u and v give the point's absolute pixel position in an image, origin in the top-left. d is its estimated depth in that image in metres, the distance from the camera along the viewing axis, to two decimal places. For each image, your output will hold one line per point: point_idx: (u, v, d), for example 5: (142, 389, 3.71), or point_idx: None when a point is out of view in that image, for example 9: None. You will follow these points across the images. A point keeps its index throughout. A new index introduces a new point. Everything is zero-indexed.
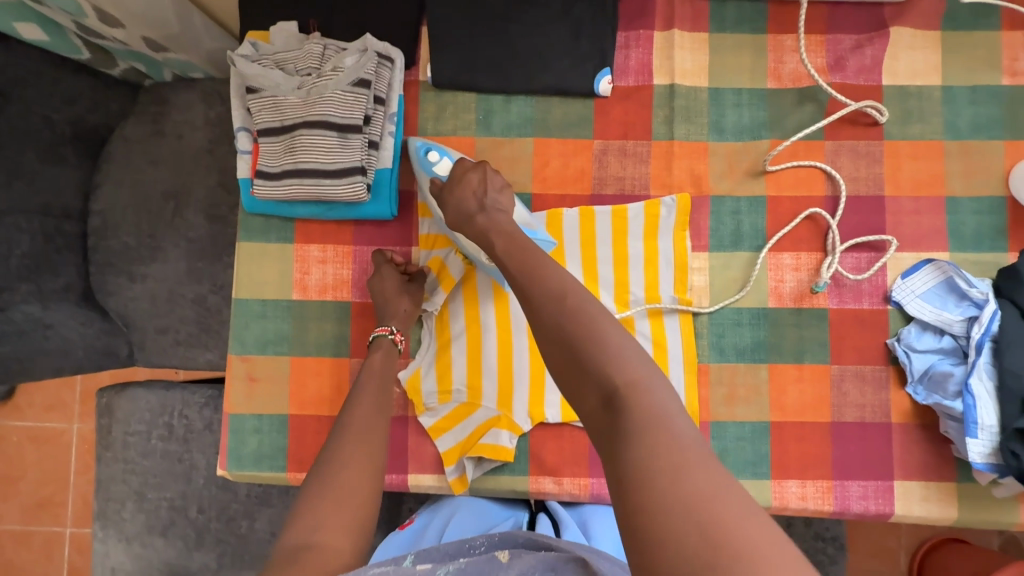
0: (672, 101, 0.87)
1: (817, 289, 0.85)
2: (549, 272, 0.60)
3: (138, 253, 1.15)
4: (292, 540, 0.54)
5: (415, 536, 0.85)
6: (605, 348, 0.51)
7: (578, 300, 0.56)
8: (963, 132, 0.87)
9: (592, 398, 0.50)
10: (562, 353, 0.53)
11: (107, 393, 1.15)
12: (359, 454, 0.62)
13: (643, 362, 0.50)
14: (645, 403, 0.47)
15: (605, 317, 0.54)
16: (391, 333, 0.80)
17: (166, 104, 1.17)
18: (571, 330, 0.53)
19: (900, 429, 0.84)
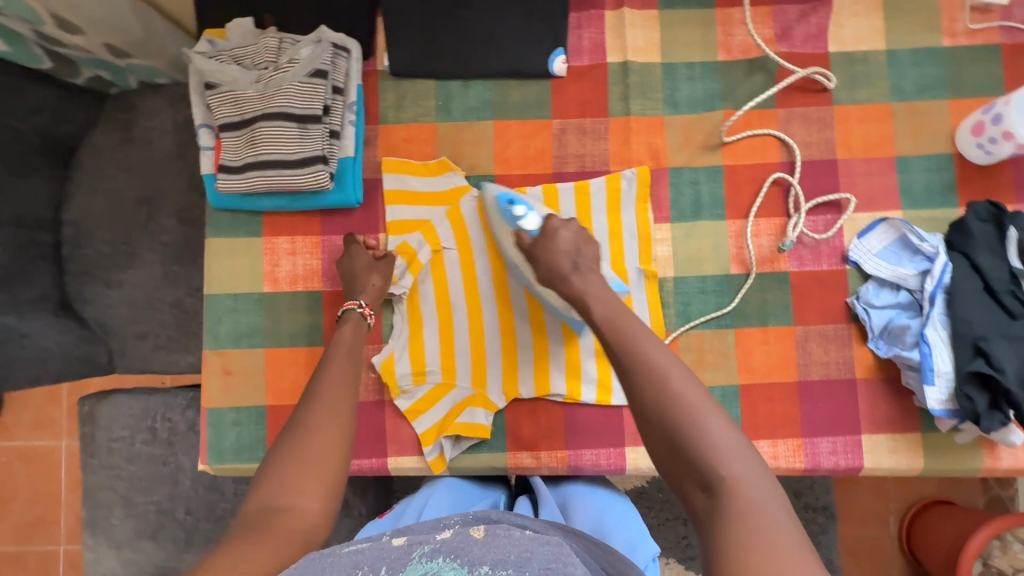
0: (626, 77, 0.89)
1: (784, 248, 0.87)
2: (646, 350, 0.66)
3: (114, 260, 1.15)
4: (259, 503, 0.57)
5: (395, 518, 0.84)
6: (704, 435, 0.58)
7: (677, 386, 0.62)
8: (909, 93, 0.89)
9: (691, 482, 0.58)
10: (663, 434, 0.61)
11: (89, 401, 1.15)
12: (327, 423, 0.65)
13: (739, 453, 0.57)
14: (740, 493, 0.54)
15: (703, 403, 0.61)
16: (360, 307, 0.80)
17: (134, 111, 1.18)
18: (674, 414, 0.60)
19: (864, 384, 0.87)
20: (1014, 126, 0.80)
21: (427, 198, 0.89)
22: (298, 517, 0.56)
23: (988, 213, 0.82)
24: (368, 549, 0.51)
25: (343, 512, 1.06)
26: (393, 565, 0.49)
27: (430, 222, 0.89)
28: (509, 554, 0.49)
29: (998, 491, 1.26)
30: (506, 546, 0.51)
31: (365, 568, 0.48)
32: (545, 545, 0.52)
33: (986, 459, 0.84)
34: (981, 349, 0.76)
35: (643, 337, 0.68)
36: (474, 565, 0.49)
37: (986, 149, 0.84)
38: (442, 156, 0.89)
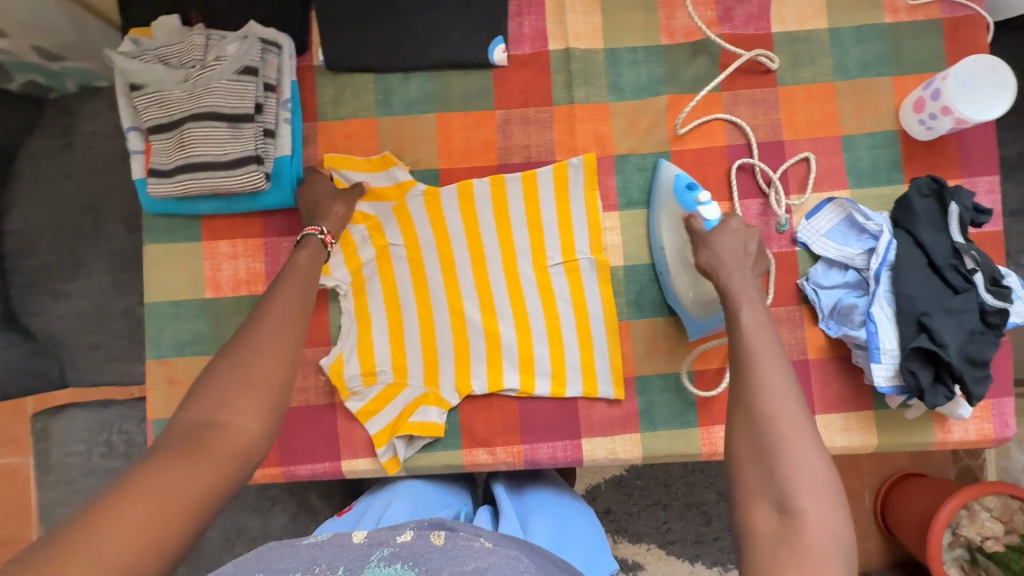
0: (569, 64, 0.88)
1: (783, 227, 0.87)
2: (761, 355, 0.58)
3: (59, 270, 1.10)
4: (195, 416, 0.51)
5: (353, 521, 0.82)
6: (798, 465, 0.51)
7: (784, 406, 0.54)
8: (853, 72, 0.89)
9: (764, 501, 0.51)
10: (753, 440, 0.54)
11: (42, 417, 1.13)
12: (277, 342, 0.56)
13: (829, 500, 0.50)
14: (817, 541, 0.48)
15: (810, 434, 0.53)
16: (321, 234, 0.74)
17: (74, 115, 1.12)
18: (781, 433, 0.53)
19: (817, 364, 0.87)
20: (951, 101, 0.80)
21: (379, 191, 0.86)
22: (238, 435, 0.51)
23: (931, 188, 0.82)
24: (327, 544, 0.53)
25: (310, 517, 1.07)
26: (352, 566, 0.51)
27: (376, 217, 0.87)
28: (466, 562, 0.52)
29: (968, 461, 1.25)
30: (464, 557, 0.52)
31: (322, 565, 0.50)
32: (502, 557, 0.54)
33: (938, 433, 0.85)
34: (924, 324, 0.76)
35: (765, 341, 0.60)
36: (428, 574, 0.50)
37: (927, 125, 0.85)
38: (384, 151, 0.87)
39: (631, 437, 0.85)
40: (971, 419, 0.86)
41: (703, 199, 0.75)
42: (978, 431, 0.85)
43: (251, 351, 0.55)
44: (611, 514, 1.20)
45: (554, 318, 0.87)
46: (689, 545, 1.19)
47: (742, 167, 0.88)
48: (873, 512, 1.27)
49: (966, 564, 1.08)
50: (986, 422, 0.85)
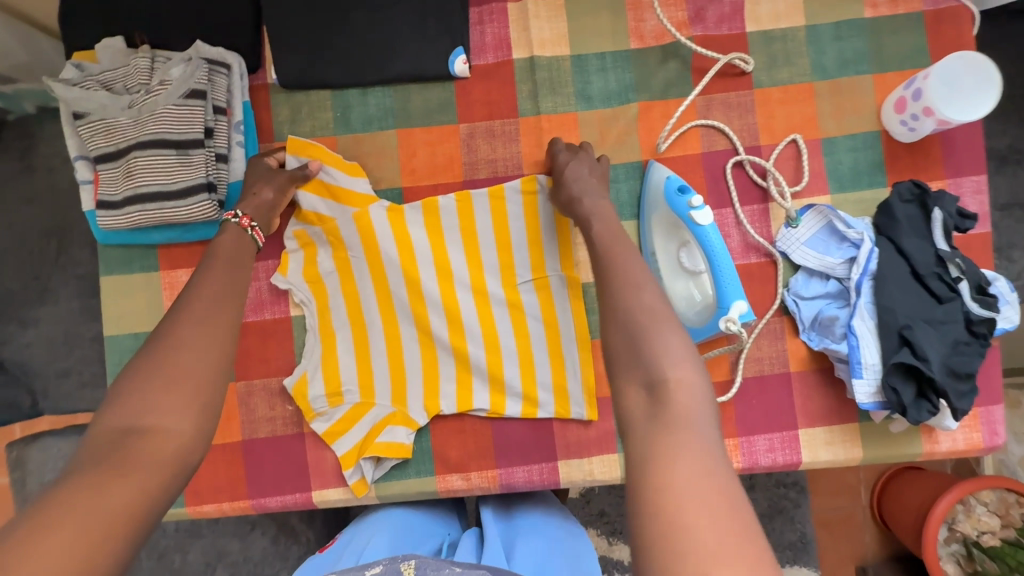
0: (534, 74, 0.84)
1: (795, 219, 0.83)
2: (620, 254, 0.57)
3: (27, 297, 1.07)
4: (116, 424, 0.44)
5: (334, 557, 0.75)
6: (663, 340, 0.48)
7: (642, 292, 0.52)
8: (831, 71, 0.85)
9: (635, 382, 0.47)
10: (620, 328, 0.50)
11: (14, 448, 1.04)
12: (205, 332, 0.50)
13: (690, 362, 0.47)
14: (685, 405, 0.45)
15: (666, 313, 0.50)
16: (238, 218, 0.67)
17: (34, 138, 1.08)
18: (638, 315, 0.50)
19: (799, 377, 0.83)
20: (934, 101, 0.77)
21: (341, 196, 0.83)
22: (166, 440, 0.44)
23: (912, 194, 0.79)
24: None
25: (291, 539, 1.04)
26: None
27: (336, 222, 0.83)
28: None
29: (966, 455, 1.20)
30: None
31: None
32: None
33: (925, 443, 0.83)
34: (906, 338, 0.73)
35: (621, 243, 0.59)
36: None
37: (909, 126, 0.81)
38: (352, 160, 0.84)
39: (608, 459, 0.82)
40: (959, 428, 0.83)
41: (696, 203, 0.74)
42: (966, 440, 0.83)
43: (177, 340, 0.48)
44: (605, 516, 1.16)
45: (525, 335, 0.84)
46: None
47: (738, 165, 0.85)
48: (870, 507, 1.23)
49: (963, 559, 1.04)
50: (975, 431, 0.83)
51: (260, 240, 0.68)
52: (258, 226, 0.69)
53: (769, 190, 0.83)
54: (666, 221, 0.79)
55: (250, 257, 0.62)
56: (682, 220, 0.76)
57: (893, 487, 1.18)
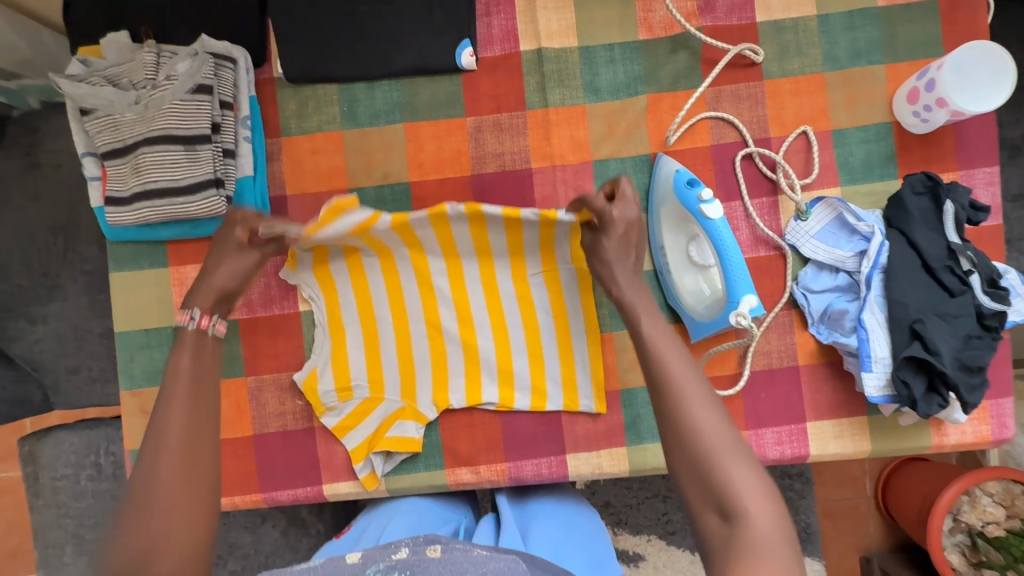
0: (542, 66, 0.84)
1: (804, 212, 0.82)
2: (670, 359, 0.52)
3: (35, 294, 1.06)
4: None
5: (352, 540, 0.79)
6: (736, 473, 0.47)
7: (703, 413, 0.49)
8: (842, 62, 0.84)
9: (710, 511, 0.48)
10: (687, 456, 0.49)
11: (26, 440, 1.07)
12: (192, 474, 0.48)
13: (764, 489, 0.47)
14: (766, 540, 0.45)
15: (732, 433, 0.49)
16: (193, 321, 0.56)
17: (38, 134, 1.07)
18: (706, 445, 0.48)
19: (807, 371, 0.83)
20: (947, 92, 0.76)
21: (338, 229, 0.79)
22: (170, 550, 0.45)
23: (924, 185, 0.79)
24: (321, 567, 0.52)
25: (301, 531, 1.05)
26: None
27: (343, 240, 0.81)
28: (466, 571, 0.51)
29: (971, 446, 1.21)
30: (464, 565, 0.52)
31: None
32: (501, 562, 0.52)
33: (934, 436, 0.83)
34: (917, 332, 0.73)
35: (667, 340, 0.54)
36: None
37: (921, 117, 0.80)
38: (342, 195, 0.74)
39: (617, 452, 0.83)
40: (968, 421, 0.83)
41: (705, 197, 0.74)
42: (975, 433, 0.83)
43: (159, 457, 0.48)
44: (611, 508, 1.17)
45: (533, 329, 0.84)
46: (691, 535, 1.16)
47: (748, 157, 0.84)
48: (874, 498, 1.24)
49: (967, 549, 1.04)
50: (984, 424, 0.83)
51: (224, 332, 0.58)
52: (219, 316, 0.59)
53: (779, 183, 0.82)
54: (676, 216, 0.79)
55: (217, 365, 0.56)
56: (691, 213, 0.76)
57: (897, 480, 1.18)
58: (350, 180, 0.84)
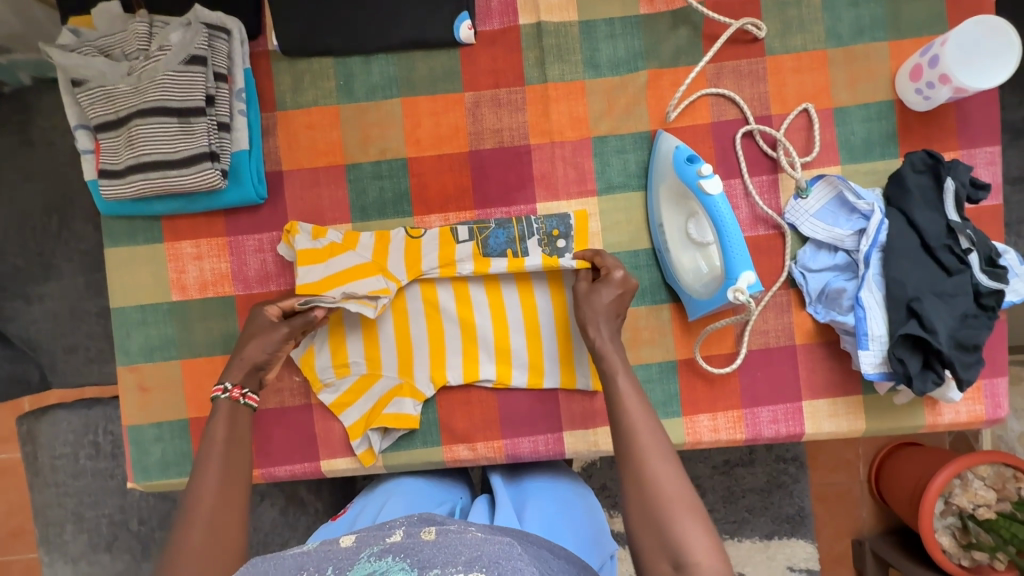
0: (541, 40, 0.83)
1: (804, 188, 0.81)
2: (636, 417, 0.62)
3: (30, 273, 1.04)
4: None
5: (349, 522, 0.80)
6: (686, 526, 0.54)
7: (660, 468, 0.58)
8: (846, 38, 0.83)
9: (664, 559, 0.54)
10: (645, 506, 0.56)
11: (26, 420, 1.07)
12: (217, 533, 0.59)
13: (713, 545, 0.54)
14: None
15: (687, 493, 0.56)
16: (226, 392, 0.70)
17: (30, 110, 1.04)
18: (664, 502, 0.56)
19: (804, 350, 0.83)
20: (951, 68, 0.75)
21: (345, 276, 0.79)
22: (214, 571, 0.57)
23: (925, 163, 0.78)
24: (316, 549, 0.51)
25: (299, 510, 1.05)
26: (340, 566, 0.48)
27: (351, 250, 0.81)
28: (459, 553, 0.48)
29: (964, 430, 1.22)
30: (458, 547, 0.49)
31: (310, 569, 0.48)
32: (495, 544, 0.49)
33: (928, 415, 0.83)
34: (914, 310, 0.73)
35: (636, 400, 0.63)
36: (423, 568, 0.47)
37: (924, 95, 0.79)
38: (372, 253, 0.82)
39: None
40: (962, 400, 0.83)
41: (704, 172, 0.72)
42: (969, 412, 0.83)
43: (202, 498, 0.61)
44: (607, 490, 1.18)
45: (532, 311, 0.83)
46: None
47: (748, 135, 0.83)
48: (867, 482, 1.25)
49: (958, 531, 1.06)
50: (978, 403, 0.83)
51: (254, 402, 0.71)
52: (251, 388, 0.73)
53: (779, 161, 0.82)
54: (677, 194, 0.78)
55: (243, 435, 0.69)
56: (691, 189, 0.75)
57: (890, 463, 1.19)
58: (346, 155, 0.83)
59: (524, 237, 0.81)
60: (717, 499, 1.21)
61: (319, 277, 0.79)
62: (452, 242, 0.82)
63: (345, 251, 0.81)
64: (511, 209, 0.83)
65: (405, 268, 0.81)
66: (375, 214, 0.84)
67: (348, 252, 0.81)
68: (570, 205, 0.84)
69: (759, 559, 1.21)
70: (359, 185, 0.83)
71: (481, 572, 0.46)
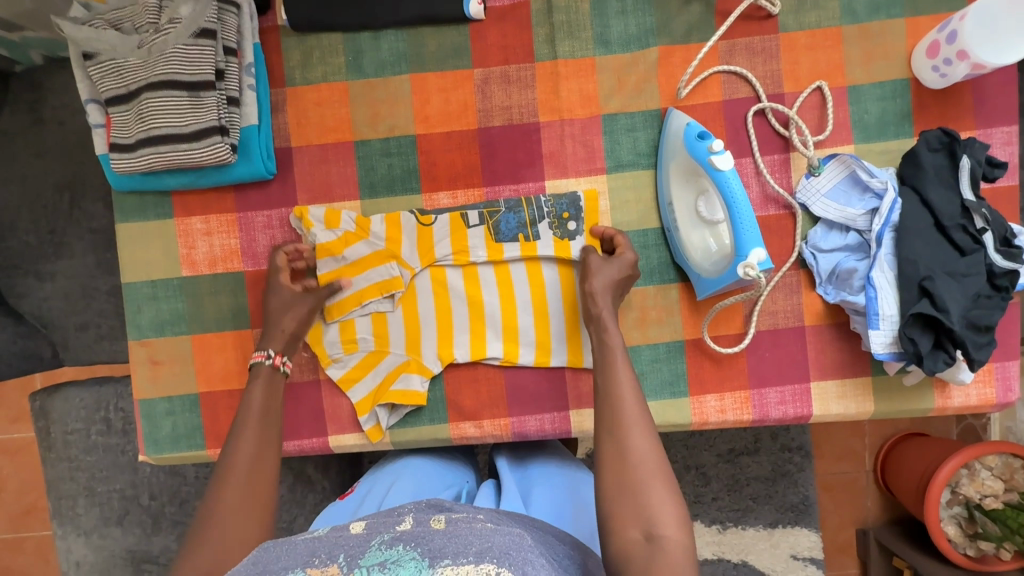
0: (551, 16, 0.82)
1: (817, 167, 0.80)
2: (621, 389, 0.61)
3: (42, 251, 1.05)
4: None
5: (356, 505, 0.80)
6: (659, 498, 0.54)
7: (640, 441, 0.57)
8: (861, 15, 0.81)
9: (634, 527, 0.53)
10: (620, 473, 0.56)
11: (38, 396, 1.09)
12: (251, 489, 0.60)
13: (682, 520, 0.53)
14: (676, 562, 0.51)
15: (662, 467, 0.56)
16: (269, 358, 0.73)
17: (41, 89, 1.04)
18: (640, 468, 0.56)
19: (813, 331, 0.83)
20: (969, 45, 0.74)
21: (362, 265, 0.82)
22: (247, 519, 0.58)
23: (941, 142, 0.77)
24: (326, 536, 0.50)
25: (307, 488, 1.05)
26: (352, 553, 0.47)
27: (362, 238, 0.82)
28: (470, 544, 0.47)
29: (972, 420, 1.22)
30: (468, 537, 0.48)
31: (322, 556, 0.47)
32: (504, 535, 0.49)
33: (937, 398, 0.83)
34: (926, 289, 0.72)
35: (623, 374, 0.63)
36: (434, 558, 0.46)
37: (940, 72, 0.78)
38: (383, 241, 0.82)
39: None
40: (973, 384, 0.83)
41: (716, 148, 0.71)
42: (979, 396, 0.83)
43: (241, 453, 0.63)
44: None
45: (540, 289, 0.83)
46: (689, 504, 1.21)
47: (760, 113, 0.82)
48: (874, 472, 1.25)
49: (964, 521, 1.05)
50: (989, 387, 0.83)
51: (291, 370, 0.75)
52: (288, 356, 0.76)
53: (791, 139, 0.81)
54: (688, 172, 0.77)
55: (278, 402, 0.71)
56: (701, 166, 0.74)
57: (896, 452, 1.19)
58: (355, 132, 0.83)
59: (535, 220, 0.82)
60: (721, 487, 1.21)
61: (337, 271, 0.82)
62: (463, 228, 0.82)
63: (359, 241, 0.82)
64: (520, 187, 0.83)
65: (418, 255, 0.82)
66: (384, 190, 0.84)
67: (363, 242, 0.81)
68: (579, 183, 0.83)
69: (763, 547, 1.20)
70: (367, 162, 0.83)
71: (492, 563, 0.46)
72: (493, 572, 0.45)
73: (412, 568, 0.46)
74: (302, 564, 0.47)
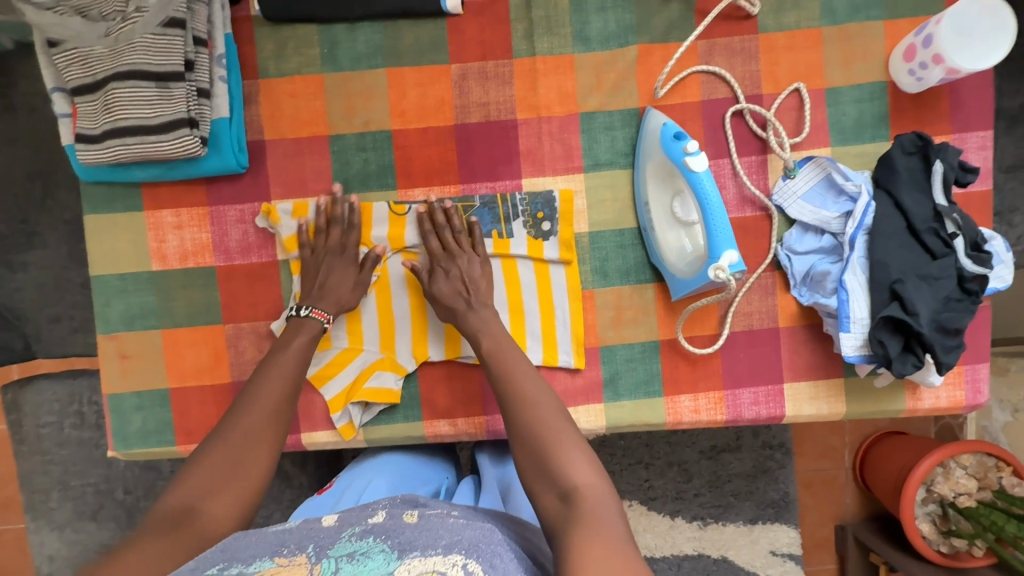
0: (529, 11, 0.81)
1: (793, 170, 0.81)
2: (516, 375, 0.67)
3: (14, 242, 1.03)
4: (163, 520, 0.53)
5: (333, 499, 0.80)
6: (566, 456, 0.57)
7: (539, 412, 0.62)
8: (840, 15, 0.81)
9: (551, 493, 0.56)
10: (528, 450, 0.59)
11: (10, 388, 1.07)
12: (258, 437, 0.62)
13: (592, 468, 0.56)
14: (591, 503, 0.53)
15: (565, 433, 0.60)
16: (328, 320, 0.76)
17: (11, 75, 1.02)
18: (544, 437, 0.59)
19: (787, 332, 0.83)
20: (945, 49, 0.73)
21: None
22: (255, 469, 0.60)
23: (915, 146, 0.77)
24: (297, 528, 0.50)
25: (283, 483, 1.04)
26: (321, 544, 0.47)
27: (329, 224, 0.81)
28: (440, 537, 0.47)
29: (949, 420, 1.23)
30: (439, 531, 0.48)
31: (291, 546, 0.47)
32: (476, 529, 0.49)
33: (909, 400, 0.84)
34: (897, 292, 0.73)
35: (518, 364, 0.68)
36: (403, 550, 0.46)
37: (917, 75, 0.78)
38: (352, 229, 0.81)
39: (594, 408, 0.84)
40: (943, 386, 0.84)
41: (691, 149, 0.72)
42: (949, 398, 0.84)
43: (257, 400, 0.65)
44: None
45: (516, 287, 0.83)
46: (669, 501, 1.21)
47: (738, 114, 0.82)
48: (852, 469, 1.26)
49: (938, 518, 1.07)
50: (959, 389, 0.83)
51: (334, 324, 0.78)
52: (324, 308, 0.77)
53: (768, 141, 0.81)
54: (665, 171, 0.77)
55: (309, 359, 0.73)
56: (677, 166, 0.74)
57: (875, 451, 1.20)
58: (330, 125, 0.82)
59: (510, 217, 0.81)
60: (702, 483, 1.22)
61: None
62: None
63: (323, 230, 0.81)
64: (497, 184, 0.83)
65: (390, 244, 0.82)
66: (359, 185, 0.83)
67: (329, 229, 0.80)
68: (556, 181, 0.83)
69: (742, 543, 1.21)
70: (342, 156, 0.82)
71: (462, 555, 0.46)
72: (461, 563, 0.44)
73: (381, 560, 0.45)
74: (270, 554, 0.47)
